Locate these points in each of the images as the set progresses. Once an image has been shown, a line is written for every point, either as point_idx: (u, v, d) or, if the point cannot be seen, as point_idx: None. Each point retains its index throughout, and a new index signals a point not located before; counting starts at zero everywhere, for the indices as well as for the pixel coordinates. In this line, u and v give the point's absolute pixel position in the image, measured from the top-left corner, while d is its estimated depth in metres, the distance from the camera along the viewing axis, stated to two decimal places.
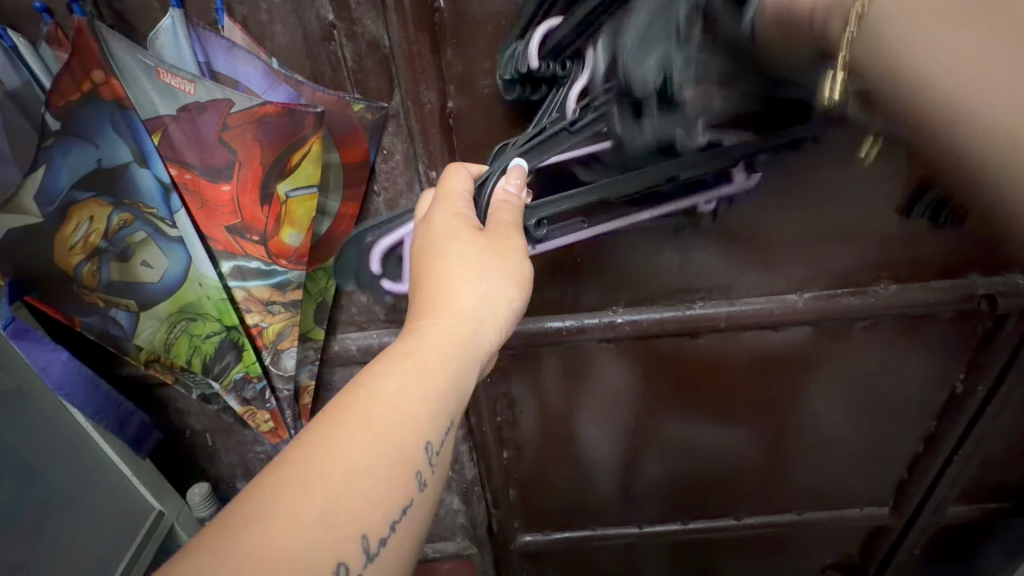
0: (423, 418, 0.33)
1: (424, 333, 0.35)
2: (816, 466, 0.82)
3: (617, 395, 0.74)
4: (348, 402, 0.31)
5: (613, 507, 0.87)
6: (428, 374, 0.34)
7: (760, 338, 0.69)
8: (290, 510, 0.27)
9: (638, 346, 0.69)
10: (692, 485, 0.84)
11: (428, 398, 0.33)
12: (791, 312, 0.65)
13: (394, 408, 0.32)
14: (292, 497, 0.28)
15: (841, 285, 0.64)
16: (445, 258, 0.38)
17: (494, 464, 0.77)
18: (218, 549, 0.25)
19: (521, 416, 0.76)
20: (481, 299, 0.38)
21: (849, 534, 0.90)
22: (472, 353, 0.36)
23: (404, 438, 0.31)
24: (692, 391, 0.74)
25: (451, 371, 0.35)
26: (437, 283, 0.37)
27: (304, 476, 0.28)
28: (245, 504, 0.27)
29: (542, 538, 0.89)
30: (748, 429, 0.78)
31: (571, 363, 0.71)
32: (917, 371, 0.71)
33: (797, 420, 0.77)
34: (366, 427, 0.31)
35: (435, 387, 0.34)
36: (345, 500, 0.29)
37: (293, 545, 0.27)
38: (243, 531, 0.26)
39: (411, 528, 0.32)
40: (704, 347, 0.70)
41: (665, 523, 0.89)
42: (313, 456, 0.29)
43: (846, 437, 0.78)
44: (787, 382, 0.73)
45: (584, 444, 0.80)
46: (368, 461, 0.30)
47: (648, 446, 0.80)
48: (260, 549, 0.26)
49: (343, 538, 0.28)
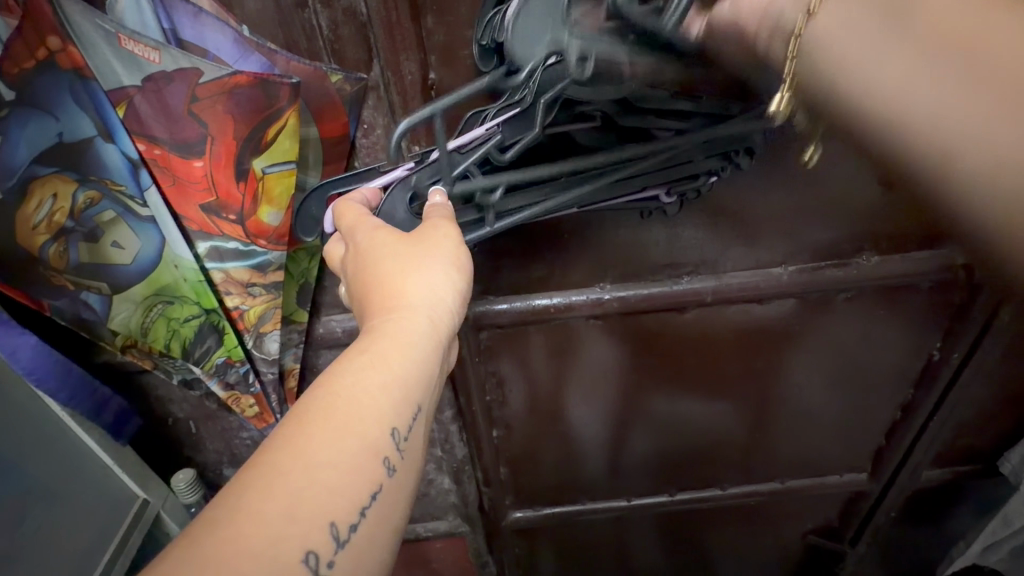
0: (385, 408, 0.32)
1: (380, 329, 0.35)
2: (798, 437, 0.84)
3: (605, 371, 0.75)
4: (304, 403, 0.31)
5: (601, 482, 0.88)
6: (386, 363, 0.33)
7: (745, 313, 0.69)
8: (252, 507, 0.27)
9: (625, 322, 0.69)
10: (680, 458, 0.86)
11: (387, 388, 0.33)
12: (778, 287, 0.65)
13: (352, 402, 0.31)
14: (254, 499, 0.27)
15: (825, 258, 0.64)
16: (395, 252, 0.37)
17: (483, 443, 0.78)
18: (182, 553, 0.25)
19: (509, 394, 0.76)
20: (436, 285, 0.37)
21: (829, 501, 0.93)
22: (432, 340, 0.36)
23: (364, 426, 0.31)
24: (680, 367, 0.75)
25: (411, 361, 0.34)
26: (387, 279, 0.37)
27: (266, 475, 0.28)
28: (209, 509, 0.27)
29: (532, 514, 0.90)
30: (732, 402, 0.79)
31: (558, 341, 0.70)
32: (897, 342, 0.73)
33: (781, 392, 0.78)
34: (325, 420, 0.30)
35: (396, 377, 0.33)
36: (308, 495, 0.28)
37: (260, 540, 0.26)
38: (200, 538, 0.26)
39: (385, 516, 0.31)
40: (690, 322, 0.70)
41: (652, 495, 0.90)
42: (269, 459, 0.28)
43: (827, 408, 0.80)
44: (771, 355, 0.74)
45: (571, 421, 0.80)
46: (330, 453, 0.30)
47: (634, 421, 0.81)
48: (226, 548, 0.25)
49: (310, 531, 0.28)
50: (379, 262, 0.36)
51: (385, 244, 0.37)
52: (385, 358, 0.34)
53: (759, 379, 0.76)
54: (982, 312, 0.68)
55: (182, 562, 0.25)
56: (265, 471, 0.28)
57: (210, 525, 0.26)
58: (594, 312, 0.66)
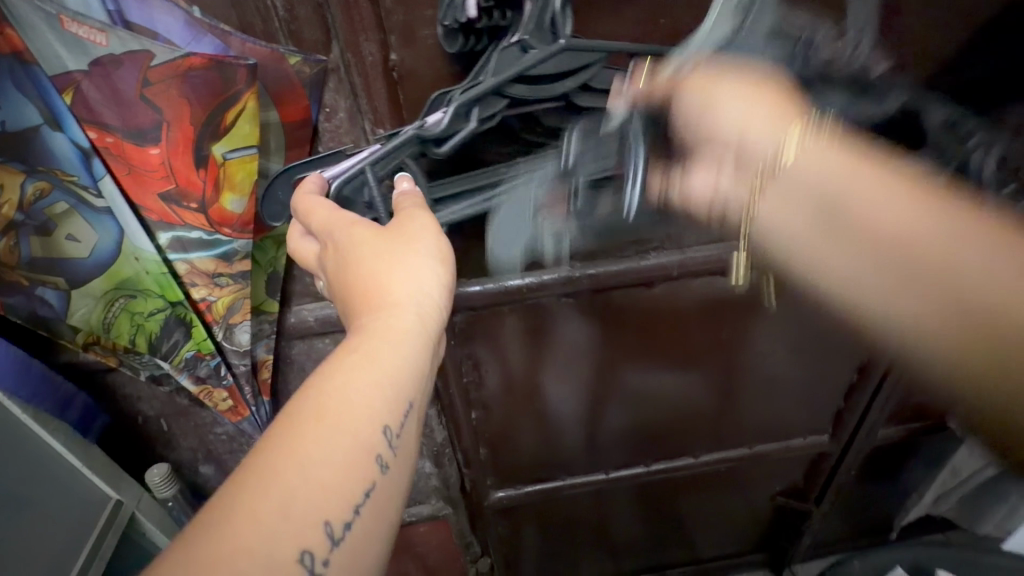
0: (377, 410, 0.32)
1: (367, 330, 0.35)
2: (763, 404, 0.88)
3: (577, 348, 0.76)
4: (295, 405, 0.31)
5: (579, 457, 0.90)
6: (376, 364, 0.33)
7: (710, 285, 0.72)
8: (244, 509, 0.27)
9: (596, 300, 0.71)
10: (654, 430, 0.89)
11: (378, 391, 0.33)
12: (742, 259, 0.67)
13: (343, 404, 0.31)
14: (249, 502, 0.27)
15: None
16: (375, 251, 0.37)
17: (462, 426, 0.79)
18: (178, 557, 0.25)
19: (486, 376, 0.77)
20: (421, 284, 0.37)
21: (794, 462, 0.98)
22: (421, 339, 0.36)
23: (356, 425, 0.31)
24: (650, 341, 0.77)
25: (402, 363, 0.34)
26: (370, 279, 0.37)
27: (259, 477, 0.28)
28: (202, 516, 0.27)
29: (514, 493, 0.91)
30: (701, 372, 0.82)
31: (532, 320, 0.72)
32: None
33: (746, 361, 0.82)
34: (317, 421, 0.30)
35: (387, 378, 0.33)
36: (304, 496, 0.28)
37: (254, 542, 0.26)
38: (194, 541, 0.26)
39: (380, 510, 0.32)
40: (658, 296, 0.72)
41: (629, 467, 0.93)
42: (262, 463, 0.28)
43: (790, 374, 0.84)
44: (736, 326, 0.77)
45: (548, 399, 0.82)
46: (324, 454, 0.30)
47: (609, 396, 0.83)
48: (221, 551, 0.26)
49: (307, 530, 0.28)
50: (364, 260, 0.37)
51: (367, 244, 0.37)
52: (375, 360, 0.33)
53: (727, 349, 0.80)
54: None
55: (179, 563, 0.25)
56: (258, 474, 0.28)
57: (205, 531, 0.26)
58: (563, 290, 0.67)
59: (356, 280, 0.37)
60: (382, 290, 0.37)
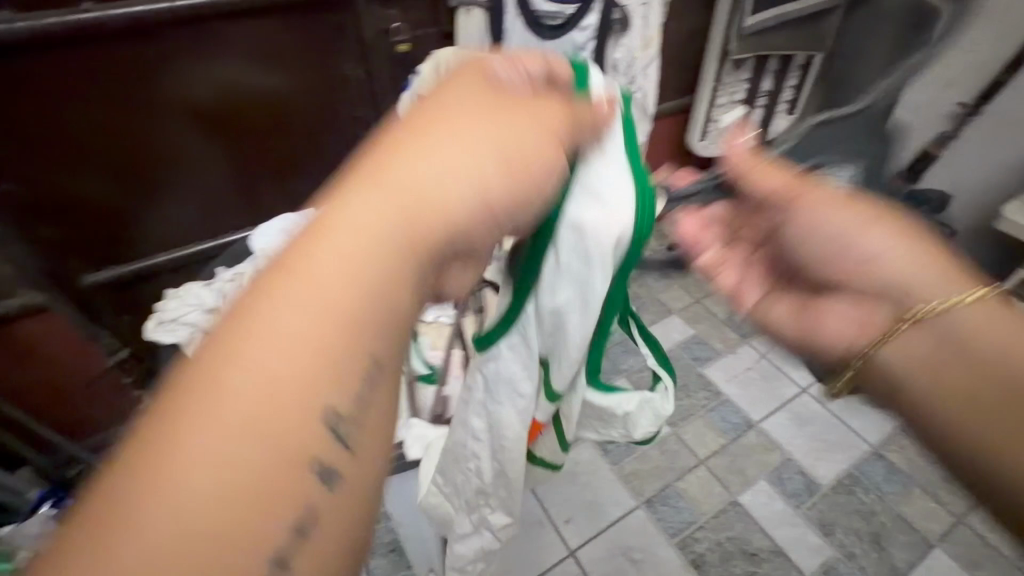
0: (370, 271, 0.30)
1: (348, 215, 0.32)
2: (312, 163, 1.22)
3: (139, 138, 1.00)
4: (316, 240, 0.31)
5: (181, 229, 1.15)
6: (416, 182, 0.34)
7: (240, 78, 1.03)
8: (240, 387, 0.26)
9: (134, 86, 0.94)
10: (241, 178, 1.16)
11: (411, 220, 0.33)
12: (172, 10, 0.88)
13: (368, 253, 0.31)
14: (218, 399, 0.25)
15: (221, 6, 0.92)
16: (427, 152, 0.35)
17: (113, 233, 1.07)
18: (167, 425, 0.25)
19: (104, 197, 1.02)
20: (452, 142, 0.36)
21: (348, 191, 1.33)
22: (396, 210, 0.33)
23: (352, 322, 0.29)
24: (212, 127, 1.06)
25: (449, 206, 0.34)
26: (418, 179, 0.34)
27: (256, 350, 0.27)
28: (176, 398, 0.26)
29: (107, 273, 1.09)
30: (296, 148, 1.18)
31: (96, 107, 0.93)
32: (331, 68, 1.09)
33: (319, 126, 1.16)
34: (305, 290, 0.29)
35: (403, 198, 0.33)
36: (272, 439, 0.26)
37: (267, 401, 0.26)
38: (185, 417, 0.25)
39: (340, 380, 0.28)
40: (212, 90, 1.02)
41: (215, 236, 1.20)
42: (196, 388, 0.26)
43: (311, 142, 1.19)
44: (295, 109, 1.11)
45: (164, 190, 1.08)
46: (311, 339, 0.28)
47: (222, 176, 1.13)
48: (211, 449, 0.24)
49: (297, 476, 0.26)
50: (432, 128, 0.37)
51: (395, 158, 0.34)
52: (358, 232, 0.31)
53: (280, 118, 1.11)
54: (354, 51, 1.08)
55: (141, 478, 0.24)
56: (199, 392, 0.26)
57: (172, 425, 0.25)
58: (134, 107, 0.96)
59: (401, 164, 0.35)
60: (427, 162, 0.35)
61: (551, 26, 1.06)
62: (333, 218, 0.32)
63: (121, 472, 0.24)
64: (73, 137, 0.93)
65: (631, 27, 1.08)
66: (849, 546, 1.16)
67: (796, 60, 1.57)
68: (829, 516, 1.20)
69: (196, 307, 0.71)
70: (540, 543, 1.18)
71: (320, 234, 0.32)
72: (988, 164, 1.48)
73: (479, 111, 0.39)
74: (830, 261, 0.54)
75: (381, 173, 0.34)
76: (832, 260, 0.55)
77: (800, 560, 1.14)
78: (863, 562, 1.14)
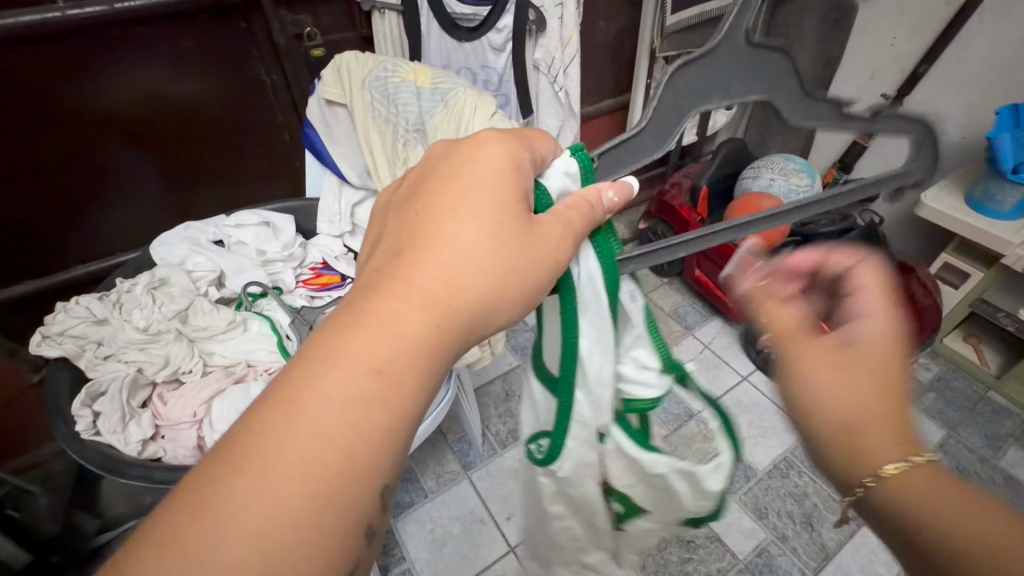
0: (405, 365, 0.35)
1: (373, 309, 0.36)
2: (240, 166, 1.22)
3: (53, 151, 0.98)
4: (356, 326, 0.35)
5: (104, 240, 1.13)
6: (439, 276, 0.38)
7: (156, 85, 1.02)
8: (294, 450, 0.32)
9: (41, 97, 0.92)
10: (170, 185, 1.15)
11: (436, 319, 0.37)
12: (65, 19, 0.87)
13: (404, 347, 0.35)
14: (276, 457, 0.31)
15: (123, 12, 0.91)
16: (443, 249, 0.38)
17: (31, 249, 1.04)
18: (237, 467, 0.31)
19: (15, 211, 0.99)
20: (460, 232, 0.39)
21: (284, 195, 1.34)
22: (432, 311, 0.37)
23: (390, 407, 0.34)
24: (132, 135, 1.05)
25: (465, 299, 0.38)
26: (448, 274, 0.38)
27: (305, 421, 0.32)
28: (243, 446, 0.32)
29: (22, 288, 1.06)
30: (223, 152, 1.18)
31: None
32: (252, 71, 1.10)
33: (243, 130, 1.17)
34: (356, 384, 0.34)
35: (440, 295, 0.37)
36: (320, 500, 0.31)
37: (316, 462, 0.32)
38: (254, 464, 0.31)
39: (380, 458, 0.34)
40: (127, 98, 1.00)
41: (138, 244, 1.19)
42: (248, 454, 0.31)
43: (238, 148, 1.19)
44: (216, 114, 1.12)
45: (85, 202, 1.06)
46: (353, 419, 0.33)
47: (146, 185, 1.12)
48: (273, 499, 0.30)
49: (351, 523, 0.32)
50: (455, 217, 0.39)
51: (425, 259, 0.38)
52: (383, 329, 0.35)
53: (201, 123, 1.11)
54: (271, 54, 1.09)
55: (214, 507, 0.30)
56: (255, 456, 0.31)
57: (243, 467, 0.31)
58: (41, 119, 0.94)
59: (417, 259, 0.38)
60: (438, 249, 0.38)
61: (467, 28, 1.09)
62: (359, 314, 0.36)
63: (208, 493, 0.31)
64: None
65: (548, 27, 1.09)
66: (781, 527, 1.19)
67: None
68: (762, 500, 1.23)
69: (86, 318, 0.74)
70: (481, 540, 1.18)
71: (341, 328, 0.36)
72: None
73: (489, 192, 0.40)
74: (745, 408, 0.61)
75: (405, 268, 0.38)
76: (751, 411, 0.61)
77: (734, 544, 1.17)
78: (794, 542, 1.17)
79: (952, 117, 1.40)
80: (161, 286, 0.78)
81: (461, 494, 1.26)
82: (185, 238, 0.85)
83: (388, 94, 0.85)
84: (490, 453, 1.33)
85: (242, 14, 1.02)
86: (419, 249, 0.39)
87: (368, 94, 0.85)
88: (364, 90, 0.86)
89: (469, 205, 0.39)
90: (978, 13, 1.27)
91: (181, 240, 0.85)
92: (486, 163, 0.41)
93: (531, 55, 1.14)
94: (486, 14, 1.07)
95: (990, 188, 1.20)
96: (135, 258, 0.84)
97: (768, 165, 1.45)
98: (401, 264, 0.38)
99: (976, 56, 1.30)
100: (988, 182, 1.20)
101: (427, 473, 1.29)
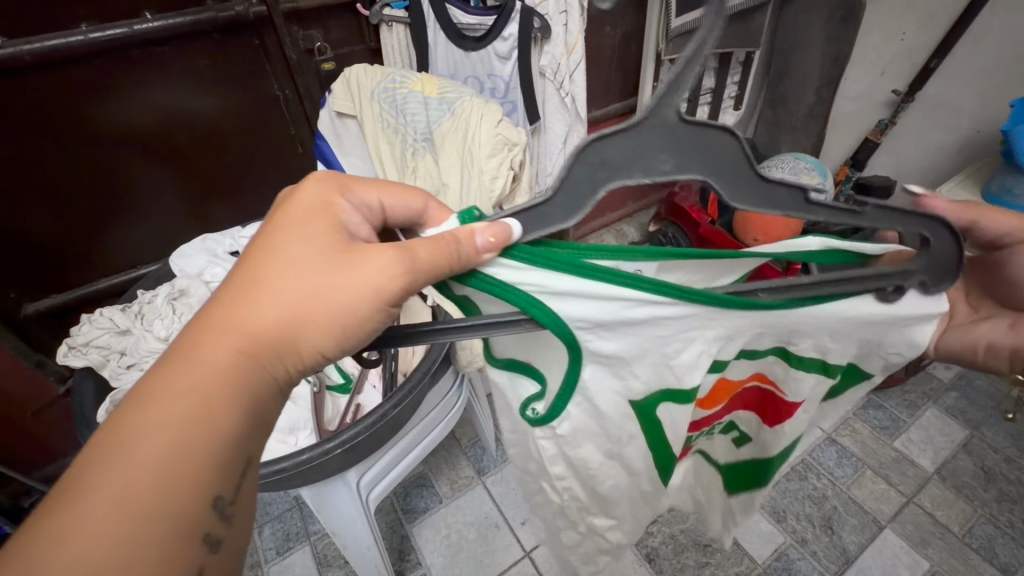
0: (230, 385, 0.38)
1: (203, 345, 0.39)
2: (256, 179, 1.25)
3: (74, 168, 1.01)
4: (178, 362, 0.38)
5: (125, 254, 1.17)
6: (262, 308, 0.40)
7: (175, 102, 1.05)
8: (121, 467, 0.32)
9: (65, 116, 0.96)
10: (186, 198, 1.18)
11: (252, 346, 0.40)
12: (88, 42, 0.90)
13: (225, 371, 0.38)
14: (100, 478, 0.32)
15: (142, 33, 0.94)
16: (268, 283, 0.41)
17: (56, 264, 1.08)
18: (62, 498, 0.31)
19: (42, 229, 1.02)
20: (284, 267, 0.41)
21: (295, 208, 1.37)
22: (253, 339, 0.40)
23: (216, 421, 0.36)
24: (153, 151, 1.08)
25: (288, 327, 0.41)
26: (274, 302, 0.41)
27: (130, 442, 0.33)
28: (71, 478, 0.32)
29: (48, 302, 1.09)
30: (238, 166, 1.21)
31: (25, 138, 0.94)
32: (265, 85, 1.13)
33: (258, 144, 1.20)
34: (181, 403, 0.36)
35: (260, 322, 0.40)
36: (149, 513, 0.32)
37: (144, 476, 0.32)
38: (80, 490, 0.31)
39: (214, 469, 0.36)
40: (150, 115, 1.04)
41: (157, 257, 1.22)
42: (72, 484, 0.32)
43: (254, 161, 1.22)
44: (231, 129, 1.14)
45: (108, 216, 1.10)
46: (181, 433, 0.35)
47: (164, 199, 1.15)
48: (102, 514, 0.30)
49: (186, 541, 0.33)
50: (279, 253, 0.42)
51: (249, 294, 0.41)
52: (211, 358, 0.38)
53: (217, 138, 1.14)
54: (282, 70, 1.12)
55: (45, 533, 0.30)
56: (81, 485, 0.31)
57: (67, 498, 0.31)
58: (64, 138, 0.97)
59: (246, 298, 0.41)
60: (267, 286, 0.41)
61: (473, 37, 1.11)
62: (176, 360, 0.38)
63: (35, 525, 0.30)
64: (5, 171, 0.94)
65: (553, 34, 1.10)
66: (800, 531, 1.17)
67: (736, 56, 1.58)
68: (778, 502, 1.22)
69: (109, 329, 0.76)
70: (497, 545, 1.18)
71: (152, 377, 0.37)
72: (929, 148, 1.50)
73: (307, 228, 0.43)
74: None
75: (229, 305, 0.40)
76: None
77: (752, 548, 1.15)
78: (815, 546, 1.15)
79: (968, 111, 1.37)
80: (180, 297, 0.80)
81: (475, 500, 1.26)
82: (204, 249, 0.88)
83: (396, 104, 0.87)
84: (504, 458, 1.34)
85: (255, 31, 1.05)
86: (247, 290, 0.41)
87: (376, 105, 0.88)
88: (371, 102, 0.88)
89: (288, 244, 0.42)
90: (988, 6, 1.25)
91: (200, 251, 0.87)
92: (303, 206, 0.45)
93: (537, 62, 1.15)
94: (492, 23, 1.08)
95: (1006, 182, 1.18)
96: (155, 270, 0.86)
97: (778, 165, 1.44)
98: (230, 302, 0.41)
99: (989, 49, 1.29)
100: (1005, 176, 1.18)
101: (441, 479, 1.30)
